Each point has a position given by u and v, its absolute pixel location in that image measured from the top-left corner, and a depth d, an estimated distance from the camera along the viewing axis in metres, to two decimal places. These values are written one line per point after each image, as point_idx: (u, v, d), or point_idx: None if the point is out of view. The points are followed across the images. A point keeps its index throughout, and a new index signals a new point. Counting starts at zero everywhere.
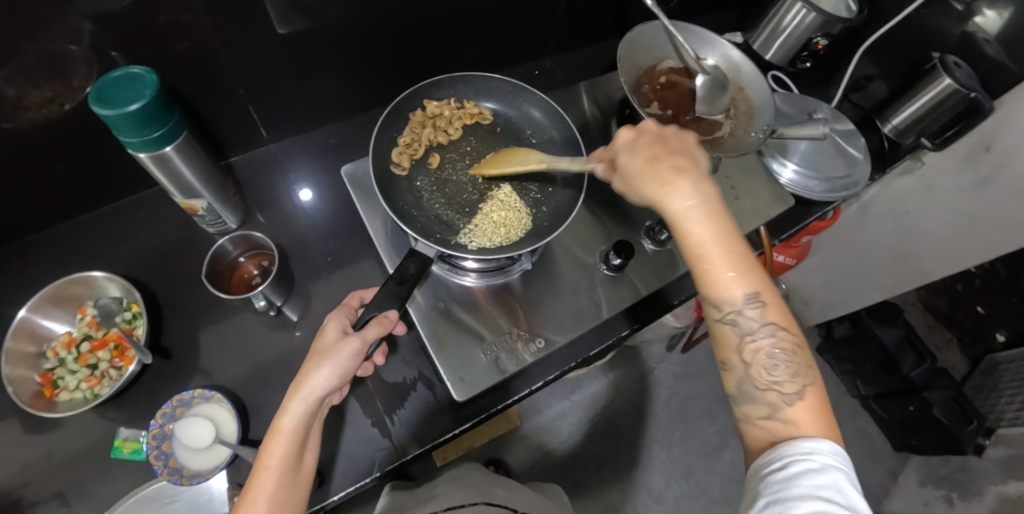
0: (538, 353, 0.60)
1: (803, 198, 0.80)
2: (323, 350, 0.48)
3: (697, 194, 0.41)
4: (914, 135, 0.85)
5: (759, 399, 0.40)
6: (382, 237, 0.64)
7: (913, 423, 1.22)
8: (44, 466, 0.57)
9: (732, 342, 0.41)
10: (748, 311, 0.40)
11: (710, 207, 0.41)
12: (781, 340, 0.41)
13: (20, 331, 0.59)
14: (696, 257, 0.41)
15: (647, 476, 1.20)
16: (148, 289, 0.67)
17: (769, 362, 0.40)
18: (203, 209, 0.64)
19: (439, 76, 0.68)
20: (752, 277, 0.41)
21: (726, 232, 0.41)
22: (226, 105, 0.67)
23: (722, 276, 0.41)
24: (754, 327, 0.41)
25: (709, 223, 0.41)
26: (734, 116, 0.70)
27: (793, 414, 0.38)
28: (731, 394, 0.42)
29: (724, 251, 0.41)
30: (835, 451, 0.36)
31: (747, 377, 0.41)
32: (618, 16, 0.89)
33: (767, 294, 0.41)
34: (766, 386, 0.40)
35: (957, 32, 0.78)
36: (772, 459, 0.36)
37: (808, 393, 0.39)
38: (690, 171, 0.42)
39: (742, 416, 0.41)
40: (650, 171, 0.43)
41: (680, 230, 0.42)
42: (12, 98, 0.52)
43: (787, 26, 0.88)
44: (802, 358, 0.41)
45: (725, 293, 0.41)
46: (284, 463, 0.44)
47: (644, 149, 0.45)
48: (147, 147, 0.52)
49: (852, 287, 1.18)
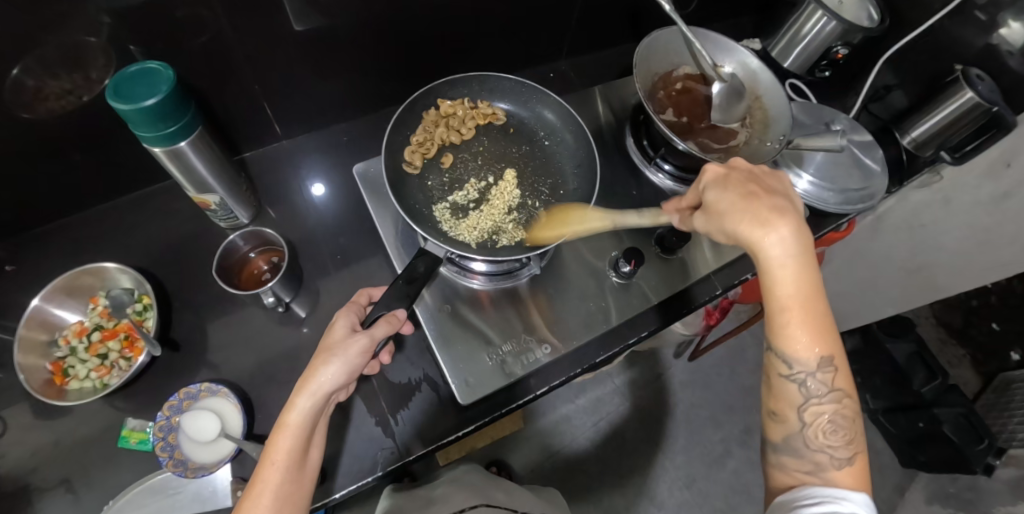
0: (543, 359, 0.60)
1: (816, 209, 0.79)
2: (331, 346, 0.48)
3: (797, 247, 0.41)
4: (933, 149, 0.83)
5: (806, 457, 0.42)
6: (392, 235, 0.64)
7: (922, 438, 1.20)
8: (52, 453, 0.58)
9: (795, 399, 0.43)
10: (819, 374, 0.42)
11: (806, 262, 0.42)
12: (841, 405, 0.43)
13: (33, 319, 0.60)
14: (780, 311, 0.42)
15: (649, 483, 1.19)
16: (159, 281, 0.67)
17: (828, 425, 0.42)
18: (215, 204, 0.64)
19: (452, 76, 0.68)
20: (831, 343, 0.42)
21: (816, 293, 0.42)
22: (243, 101, 0.68)
23: (801, 336, 0.41)
24: (820, 391, 0.42)
25: (804, 280, 0.41)
26: (749, 124, 0.69)
27: (838, 477, 0.40)
28: (773, 442, 0.44)
29: (815, 310, 0.42)
30: (863, 501, 0.39)
31: (799, 435, 0.42)
32: (634, 20, 0.89)
33: (839, 359, 0.42)
34: (819, 448, 0.41)
35: (981, 44, 0.77)
36: (802, 497, 0.40)
37: (856, 461, 0.41)
38: (793, 217, 0.43)
39: (781, 465, 0.43)
40: (751, 212, 0.43)
41: (769, 276, 0.42)
42: (31, 88, 0.53)
43: (807, 33, 0.87)
44: (856, 426, 0.43)
45: (799, 351, 0.42)
46: (290, 459, 0.44)
47: (740, 188, 0.45)
48: (162, 142, 0.52)
49: (863, 299, 1.17)
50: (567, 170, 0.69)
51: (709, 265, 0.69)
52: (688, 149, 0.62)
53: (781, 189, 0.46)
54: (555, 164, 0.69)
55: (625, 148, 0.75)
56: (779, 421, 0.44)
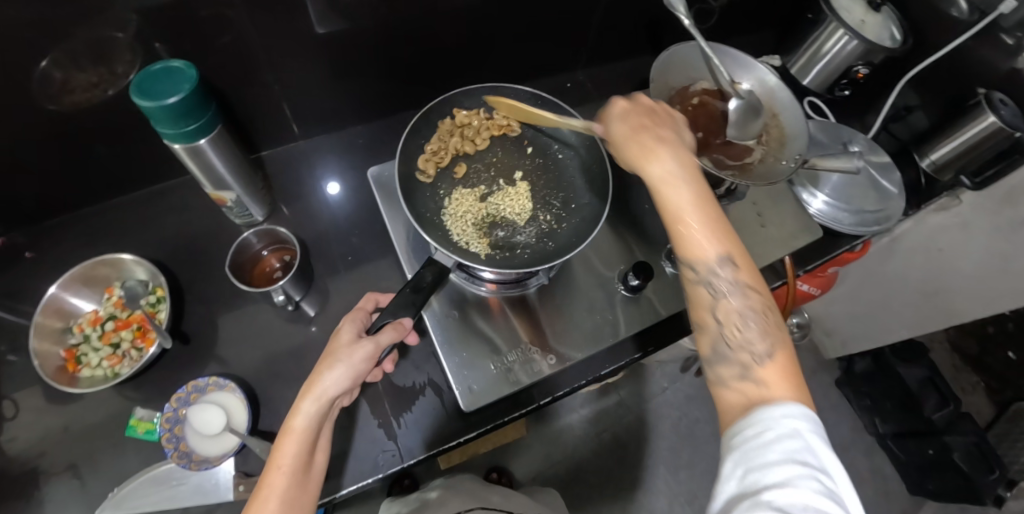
0: (548, 369, 0.60)
1: (831, 229, 0.78)
2: (337, 352, 0.48)
3: (678, 162, 0.45)
4: (952, 173, 0.82)
5: (733, 360, 0.41)
6: (403, 242, 0.64)
7: (932, 466, 1.18)
8: (61, 437, 0.59)
9: (706, 303, 0.43)
10: (723, 274, 0.42)
11: (687, 175, 0.45)
12: (751, 305, 0.42)
13: (50, 306, 0.61)
14: (671, 220, 0.44)
15: (649, 497, 1.18)
16: (173, 274, 0.69)
17: (742, 323, 0.42)
18: (232, 201, 0.65)
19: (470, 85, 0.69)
20: (728, 241, 0.43)
21: (702, 198, 0.44)
22: (262, 100, 0.69)
23: (697, 237, 0.43)
24: (729, 289, 0.42)
25: (690, 190, 0.44)
26: (766, 142, 0.69)
27: (764, 375, 0.39)
28: (703, 355, 0.43)
29: (705, 214, 0.43)
30: (805, 412, 0.36)
31: (719, 338, 0.42)
32: (654, 33, 0.89)
33: (741, 257, 0.43)
34: (739, 347, 0.41)
35: (1006, 68, 0.76)
36: (744, 426, 0.36)
37: (776, 354, 0.41)
38: (673, 143, 0.46)
39: (714, 377, 0.41)
40: (638, 141, 0.47)
41: (658, 191, 0.44)
42: (59, 80, 0.55)
43: (827, 51, 0.86)
44: (771, 320, 0.42)
45: (699, 253, 0.42)
46: (295, 462, 0.45)
47: (633, 120, 0.49)
48: (183, 139, 0.53)
49: (877, 322, 1.15)
50: (579, 183, 0.68)
51: None
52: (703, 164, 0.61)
53: (670, 120, 0.50)
54: (568, 177, 0.69)
55: None
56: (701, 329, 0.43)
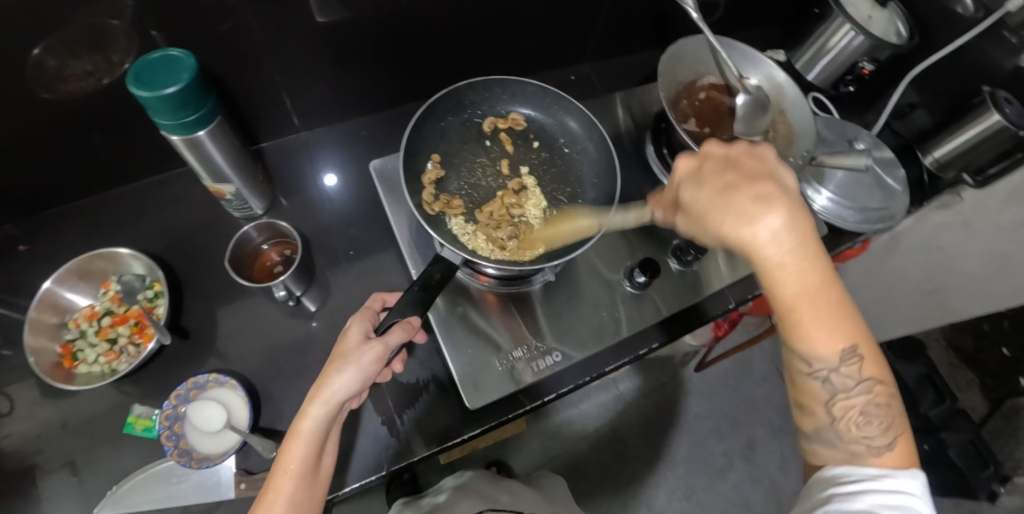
0: (553, 367, 0.60)
1: (834, 226, 0.78)
2: (346, 354, 0.48)
3: (789, 239, 0.40)
4: (955, 170, 0.82)
5: (840, 447, 0.41)
6: (406, 236, 0.64)
7: (929, 462, 1.17)
8: (58, 434, 0.58)
9: (821, 396, 0.42)
10: (842, 368, 0.41)
11: (805, 253, 0.40)
12: (875, 394, 0.41)
13: (45, 301, 0.60)
14: (786, 311, 0.41)
15: (648, 492, 1.19)
16: (171, 268, 0.67)
17: (861, 417, 0.41)
18: (231, 194, 0.64)
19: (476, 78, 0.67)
20: (852, 330, 0.41)
21: (828, 284, 0.40)
22: (261, 90, 0.67)
23: (815, 333, 0.40)
24: (848, 384, 0.41)
25: (805, 277, 0.40)
26: (773, 138, 0.68)
27: (879, 465, 0.39)
28: (805, 434, 0.44)
29: (821, 305, 0.40)
30: (912, 478, 0.38)
31: (830, 427, 0.42)
32: (660, 26, 0.88)
33: (863, 347, 0.41)
34: (854, 439, 0.41)
35: (1010, 66, 0.75)
36: (837, 476, 0.40)
37: (897, 444, 0.40)
38: (782, 203, 0.40)
39: (814, 454, 0.44)
40: (728, 206, 0.41)
41: (768, 277, 0.40)
42: (53, 69, 0.53)
43: (833, 47, 0.86)
44: (893, 410, 0.41)
45: (816, 349, 0.40)
46: (303, 466, 0.44)
47: (715, 180, 0.43)
48: (180, 131, 0.52)
49: (875, 318, 1.15)
50: (585, 178, 0.68)
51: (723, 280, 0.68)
52: None
53: (763, 172, 0.43)
54: (574, 171, 0.68)
55: (644, 155, 0.74)
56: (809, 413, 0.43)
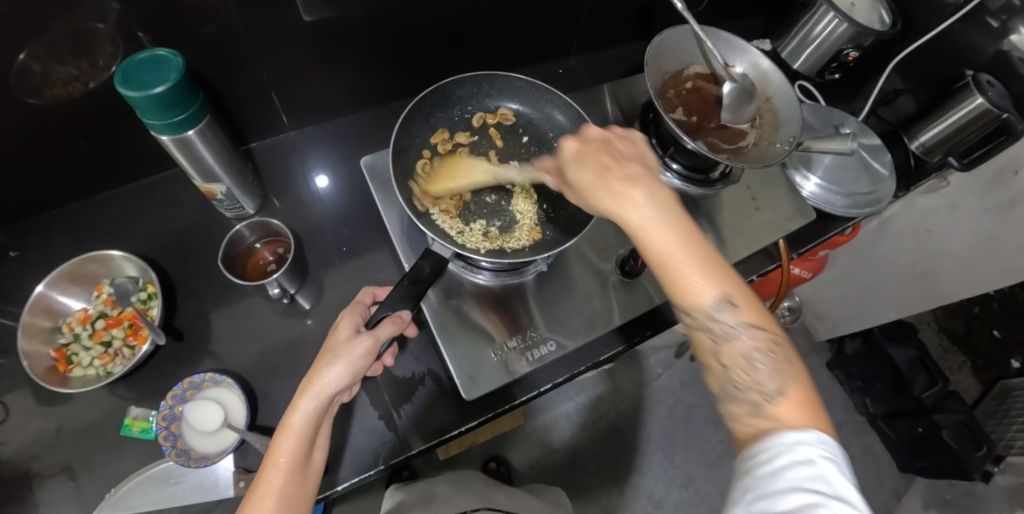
0: (547, 357, 0.60)
1: (823, 212, 0.79)
2: (336, 348, 0.47)
3: (655, 207, 0.42)
4: (941, 154, 0.82)
5: (741, 399, 0.39)
6: (398, 231, 0.64)
7: (922, 444, 1.21)
8: (54, 439, 0.58)
9: (709, 347, 0.41)
10: (723, 316, 0.40)
11: (667, 215, 0.41)
12: (759, 341, 0.40)
13: (38, 306, 0.59)
14: (661, 269, 0.41)
15: (647, 482, 1.19)
16: (164, 270, 0.67)
17: (749, 365, 0.40)
18: (222, 194, 0.64)
19: (464, 74, 0.68)
20: (722, 280, 0.40)
21: (690, 239, 0.41)
22: (250, 90, 0.67)
23: (689, 283, 0.40)
24: (732, 331, 0.40)
25: (673, 234, 0.41)
26: (759, 125, 0.69)
27: (776, 411, 0.37)
28: (716, 394, 0.42)
29: (692, 260, 0.40)
30: (820, 441, 0.34)
31: (728, 379, 0.40)
32: (645, 18, 0.88)
33: (738, 296, 0.40)
34: (749, 387, 0.39)
35: (992, 50, 0.77)
36: (754, 452, 0.35)
37: (791, 391, 0.38)
38: (644, 181, 0.43)
39: (730, 416, 0.40)
40: (604, 186, 0.43)
41: (641, 241, 0.41)
42: (39, 73, 0.53)
43: (817, 35, 0.87)
44: (784, 357, 0.40)
45: (694, 300, 0.40)
46: (293, 460, 0.44)
47: (592, 161, 0.45)
48: (170, 131, 0.52)
49: (866, 304, 1.17)
50: None
51: None
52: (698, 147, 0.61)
53: (632, 152, 0.46)
54: None
55: None
56: (709, 372, 0.42)
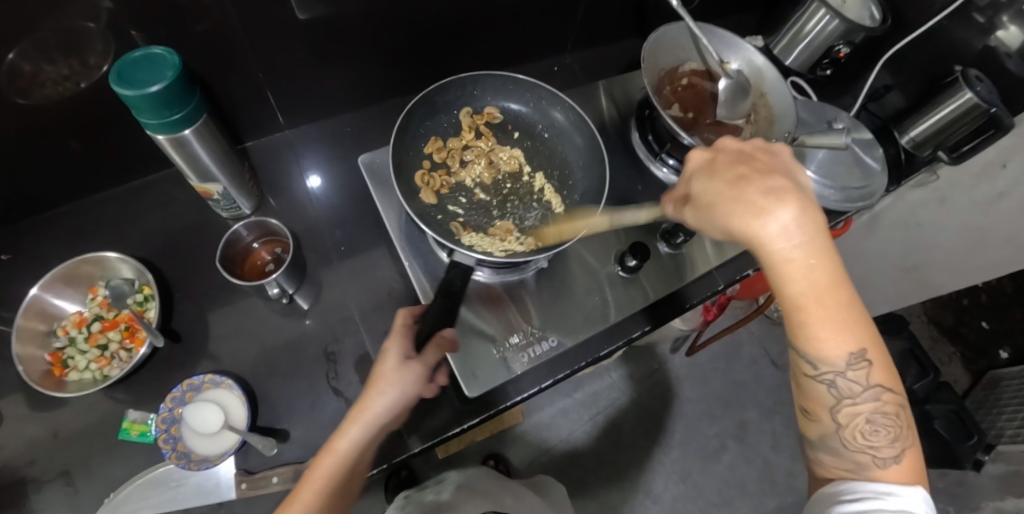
0: (548, 352, 0.61)
1: (817, 206, 0.79)
2: (386, 376, 0.47)
3: (801, 233, 0.39)
4: (931, 149, 0.84)
5: (845, 456, 0.41)
6: (396, 229, 0.64)
7: (914, 434, 1.22)
8: (51, 444, 0.58)
9: (828, 401, 0.41)
10: (850, 371, 0.40)
11: (818, 251, 0.39)
12: (883, 403, 0.41)
13: (32, 309, 0.59)
14: (795, 312, 0.40)
15: (645, 477, 1.20)
16: (160, 272, 0.67)
17: (866, 424, 0.41)
18: (218, 193, 0.64)
19: (445, 79, 0.67)
20: (861, 335, 0.40)
21: (836, 283, 0.39)
22: (245, 89, 0.67)
23: (822, 334, 0.39)
24: (855, 390, 0.41)
25: (816, 274, 0.39)
26: (754, 121, 0.69)
27: (882, 476, 0.40)
28: (810, 439, 0.44)
29: (835, 309, 0.39)
30: (919, 498, 0.39)
31: (834, 434, 0.42)
32: (639, 16, 0.89)
33: (873, 352, 0.40)
34: (860, 448, 0.41)
35: (980, 46, 0.79)
36: (843, 493, 0.40)
37: (904, 458, 0.40)
38: (794, 198, 0.39)
39: (820, 462, 0.44)
40: (743, 200, 0.40)
41: (776, 273, 0.40)
42: (28, 73, 0.52)
43: (809, 32, 0.87)
44: (902, 420, 0.41)
45: (827, 352, 0.40)
46: (331, 483, 0.45)
47: (728, 172, 0.42)
48: (167, 130, 0.51)
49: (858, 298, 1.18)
50: (571, 164, 0.69)
51: (708, 263, 0.69)
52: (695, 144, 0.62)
53: (776, 165, 0.42)
54: (559, 156, 0.69)
55: (630, 142, 0.75)
56: (815, 420, 0.43)
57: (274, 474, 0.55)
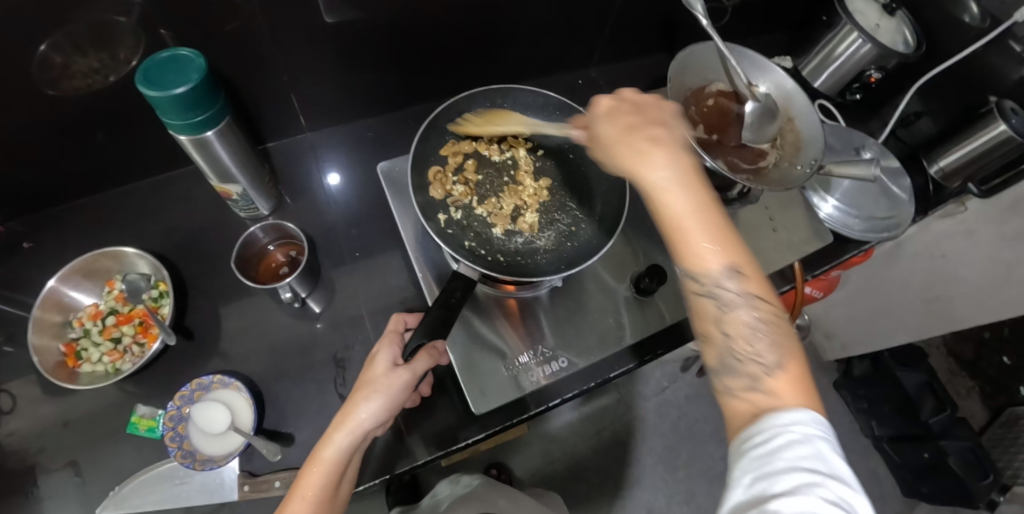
0: (559, 373, 0.60)
1: (841, 235, 0.78)
2: (373, 382, 0.48)
3: (676, 167, 0.42)
4: (960, 180, 0.82)
5: (740, 372, 0.38)
6: (411, 239, 0.63)
7: (926, 470, 1.20)
8: (61, 433, 0.58)
9: (713, 315, 0.40)
10: (729, 283, 0.39)
11: (687, 178, 0.42)
12: (761, 313, 0.40)
13: (48, 301, 0.59)
14: (671, 225, 0.41)
15: (647, 495, 1.19)
16: (176, 268, 0.67)
17: (749, 333, 0.39)
18: (237, 194, 0.64)
19: (474, 89, 0.67)
20: (731, 248, 0.40)
21: (706, 204, 0.41)
22: (268, 89, 0.67)
23: (698, 244, 0.40)
24: (735, 300, 0.39)
25: (686, 194, 0.41)
26: (780, 146, 0.68)
27: (774, 386, 0.36)
28: (712, 369, 0.41)
29: (704, 223, 0.40)
30: (816, 420, 0.34)
31: (728, 350, 0.40)
32: (667, 32, 0.88)
33: (745, 265, 0.40)
34: (747, 359, 0.38)
35: (1015, 77, 0.76)
36: (752, 433, 0.34)
37: (788, 367, 0.38)
38: (665, 145, 0.43)
39: (721, 390, 0.39)
40: (628, 143, 0.44)
41: (654, 199, 0.41)
42: (59, 65, 0.53)
43: (840, 55, 0.86)
44: (783, 332, 0.40)
45: (701, 260, 0.39)
46: (323, 492, 0.46)
47: (620, 120, 0.46)
48: (189, 131, 0.51)
49: (877, 328, 1.15)
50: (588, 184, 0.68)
51: None
52: (718, 165, 0.60)
53: (660, 117, 0.46)
54: (582, 175, 0.68)
55: None
56: (708, 340, 0.41)
57: (277, 478, 0.55)
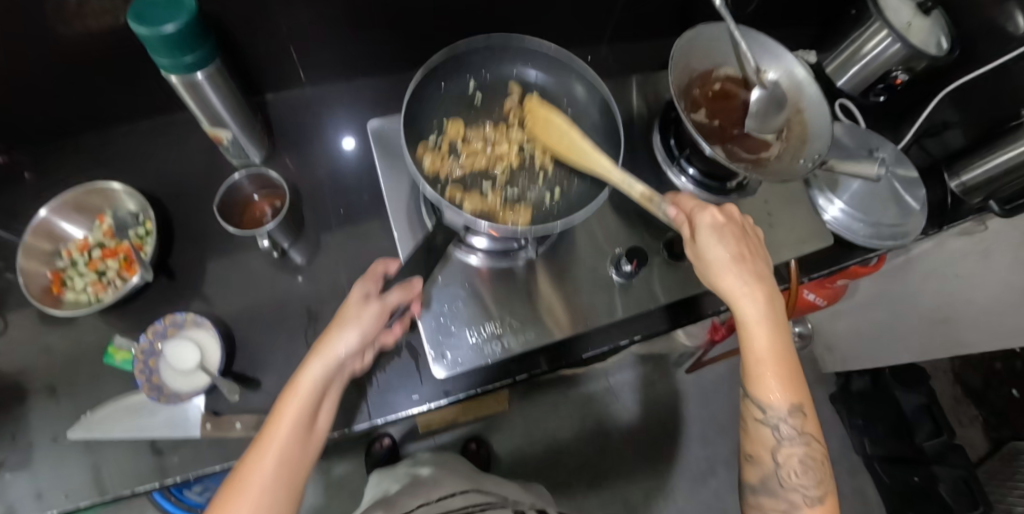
0: (527, 343, 0.59)
1: (843, 238, 0.75)
2: (346, 312, 0.50)
3: (768, 308, 0.50)
4: (981, 196, 0.77)
5: (781, 497, 0.50)
6: (399, 197, 0.66)
7: (914, 495, 1.16)
8: (43, 358, 0.60)
9: (768, 441, 0.50)
10: (789, 419, 0.49)
11: (777, 325, 0.50)
12: (810, 449, 0.50)
13: (39, 229, 0.61)
14: (754, 361, 0.50)
15: (625, 488, 1.18)
16: (165, 209, 0.68)
17: (797, 465, 0.50)
18: (228, 140, 0.64)
19: (461, 48, 0.64)
20: (800, 392, 0.50)
21: (787, 349, 0.50)
22: (272, 42, 0.67)
23: (773, 387, 0.49)
24: (790, 434, 0.50)
25: (774, 336, 0.50)
26: (786, 138, 0.65)
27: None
28: (751, 483, 0.52)
29: (786, 366, 0.50)
30: None
31: (773, 475, 0.50)
32: (684, 16, 0.85)
33: (806, 405, 0.50)
34: (793, 488, 0.49)
35: None
36: None
37: (825, 500, 0.49)
38: (765, 280, 0.52)
39: (757, 503, 0.51)
40: (737, 272, 0.51)
41: (745, 332, 0.50)
42: (70, 4, 0.54)
43: (866, 53, 0.82)
44: (822, 464, 0.50)
45: (772, 397, 0.49)
46: (297, 420, 0.46)
47: (731, 242, 0.52)
48: (180, 72, 0.52)
49: (878, 342, 1.12)
50: None
51: None
52: (715, 154, 0.58)
53: (759, 249, 0.54)
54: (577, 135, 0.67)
55: (651, 143, 0.73)
56: (757, 463, 0.51)
57: (239, 420, 0.56)
